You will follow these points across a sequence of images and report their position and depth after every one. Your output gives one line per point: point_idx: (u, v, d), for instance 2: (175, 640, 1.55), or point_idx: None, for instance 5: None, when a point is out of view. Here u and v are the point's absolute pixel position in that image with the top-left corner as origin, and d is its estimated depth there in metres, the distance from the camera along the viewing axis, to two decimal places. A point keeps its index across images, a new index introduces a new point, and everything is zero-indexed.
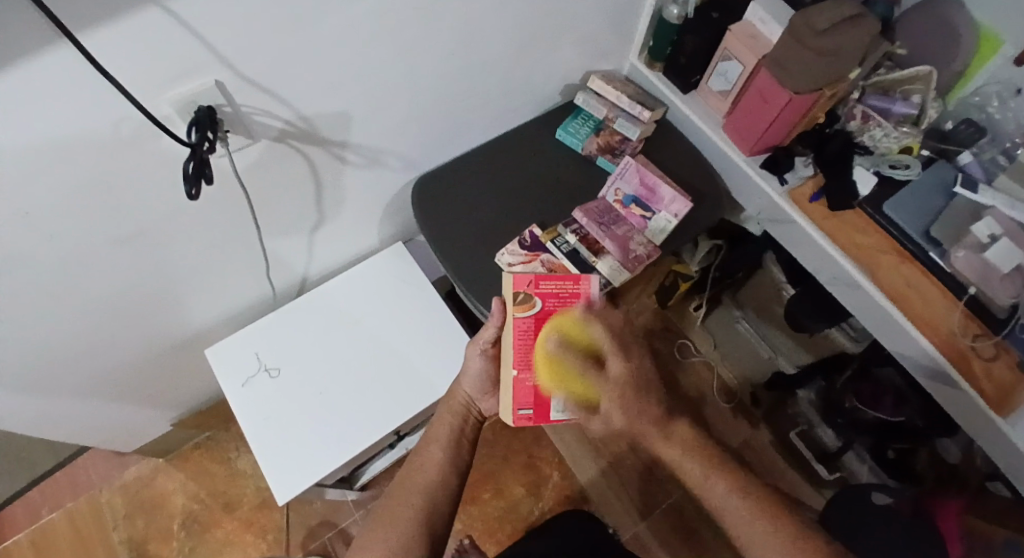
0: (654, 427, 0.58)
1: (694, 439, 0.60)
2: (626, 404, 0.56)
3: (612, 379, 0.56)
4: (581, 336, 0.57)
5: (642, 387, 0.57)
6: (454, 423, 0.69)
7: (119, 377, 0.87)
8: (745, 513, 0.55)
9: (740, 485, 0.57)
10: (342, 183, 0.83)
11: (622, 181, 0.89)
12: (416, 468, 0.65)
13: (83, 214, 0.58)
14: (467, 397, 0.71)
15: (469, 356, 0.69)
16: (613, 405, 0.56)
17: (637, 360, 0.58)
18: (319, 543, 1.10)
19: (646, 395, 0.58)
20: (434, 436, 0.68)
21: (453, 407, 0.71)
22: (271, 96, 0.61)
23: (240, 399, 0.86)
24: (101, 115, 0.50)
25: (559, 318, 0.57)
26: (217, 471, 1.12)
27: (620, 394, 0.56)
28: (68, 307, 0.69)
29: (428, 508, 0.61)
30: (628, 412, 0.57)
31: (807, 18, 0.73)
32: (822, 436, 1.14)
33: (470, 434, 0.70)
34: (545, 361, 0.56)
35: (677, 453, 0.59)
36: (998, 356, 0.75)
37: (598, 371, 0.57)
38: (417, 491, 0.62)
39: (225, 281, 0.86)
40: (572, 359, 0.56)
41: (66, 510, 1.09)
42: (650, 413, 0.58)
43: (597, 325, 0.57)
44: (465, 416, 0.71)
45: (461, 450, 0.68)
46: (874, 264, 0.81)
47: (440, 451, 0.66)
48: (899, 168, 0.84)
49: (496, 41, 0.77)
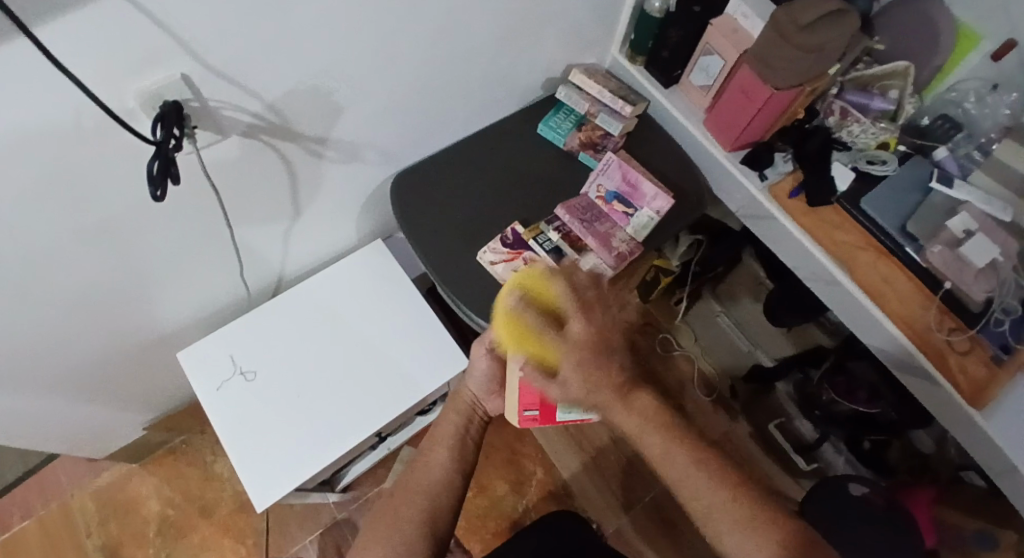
0: (612, 394, 0.53)
1: (657, 412, 0.55)
2: (586, 367, 0.49)
3: (571, 346, 0.49)
4: (542, 291, 0.50)
5: (604, 355, 0.50)
6: (460, 422, 0.68)
7: (87, 381, 0.83)
8: (713, 496, 0.53)
9: (705, 463, 0.54)
10: (318, 178, 0.80)
11: (604, 177, 0.87)
12: (420, 469, 0.64)
13: (44, 215, 0.55)
14: (473, 397, 0.69)
15: (476, 353, 0.65)
16: (570, 369, 0.49)
17: (604, 324, 0.50)
18: (299, 545, 1.08)
19: (607, 366, 0.51)
20: (440, 435, 0.67)
21: (458, 406, 0.69)
22: (241, 90, 0.58)
23: (215, 403, 0.83)
24: (62, 110, 0.47)
25: (528, 276, 0.51)
26: (193, 474, 1.09)
27: (580, 359, 0.49)
28: (32, 312, 0.65)
29: (432, 513, 0.60)
30: (588, 380, 0.50)
31: (791, 13, 0.72)
32: (800, 429, 1.18)
33: (476, 434, 0.69)
34: (503, 317, 0.50)
35: (637, 422, 0.54)
36: (972, 350, 0.76)
37: (558, 331, 0.49)
38: (420, 496, 0.61)
39: (197, 281, 0.83)
40: (531, 317, 0.49)
41: (36, 517, 1.05)
42: (612, 382, 0.51)
43: (562, 285, 0.49)
44: (470, 414, 0.69)
45: (467, 450, 0.66)
46: (853, 259, 0.81)
47: (446, 452, 0.65)
48: (876, 164, 0.84)
49: (475, 33, 0.75)
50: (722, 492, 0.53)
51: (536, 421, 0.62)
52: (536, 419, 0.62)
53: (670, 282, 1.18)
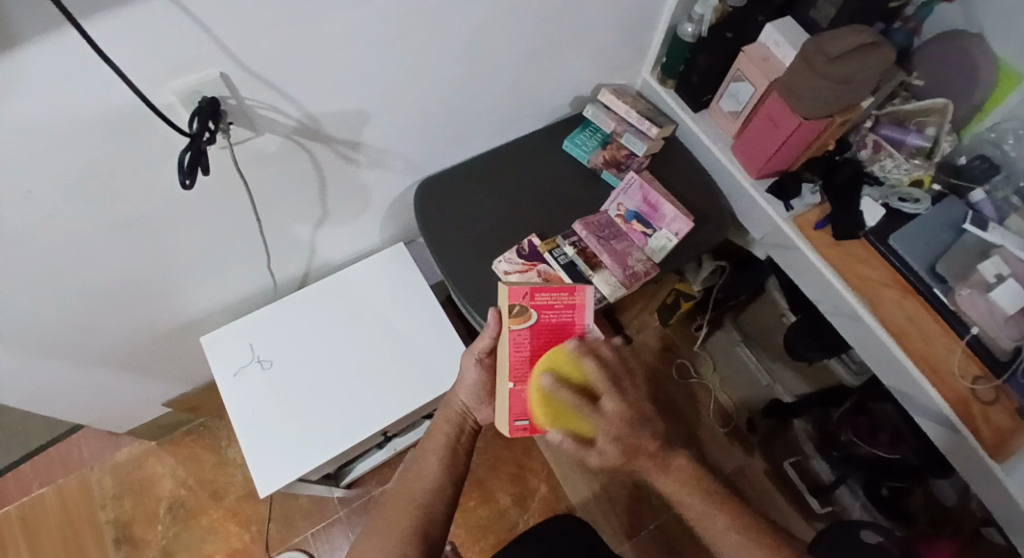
0: (649, 456, 0.57)
1: (691, 472, 0.59)
2: (624, 440, 0.54)
3: (607, 421, 0.53)
4: (573, 371, 0.54)
5: (639, 428, 0.55)
6: (449, 432, 0.67)
7: (113, 357, 0.88)
8: (749, 554, 0.54)
9: (738, 522, 0.56)
10: (345, 180, 0.83)
11: (625, 197, 0.88)
12: (412, 479, 0.64)
13: (84, 196, 0.59)
14: (462, 406, 0.69)
15: (465, 365, 0.65)
16: (609, 442, 0.53)
17: (634, 398, 0.55)
18: (301, 538, 1.10)
19: (643, 437, 0.55)
20: (430, 445, 0.67)
21: (448, 415, 0.69)
22: (274, 91, 0.61)
23: (229, 388, 0.86)
24: (106, 101, 0.51)
25: (555, 353, 0.54)
26: (207, 457, 1.13)
27: (615, 431, 0.53)
28: (66, 288, 0.70)
29: (425, 520, 0.61)
30: (624, 450, 0.54)
31: (821, 44, 0.73)
32: (816, 468, 1.12)
33: (467, 444, 0.68)
34: (539, 398, 0.53)
35: (674, 484, 0.58)
36: (997, 400, 0.73)
37: (593, 407, 0.53)
38: (411, 504, 0.62)
39: (224, 272, 0.86)
40: (568, 397, 0.52)
41: (56, 486, 1.10)
42: (645, 448, 0.56)
43: (590, 361, 0.54)
44: (460, 423, 0.68)
45: (457, 464, 0.66)
46: (875, 296, 0.79)
47: (437, 462, 0.65)
48: (908, 202, 0.82)
49: (504, 50, 0.77)
50: (760, 552, 0.54)
51: (527, 432, 0.56)
52: (529, 428, 0.56)
53: (691, 307, 1.18)
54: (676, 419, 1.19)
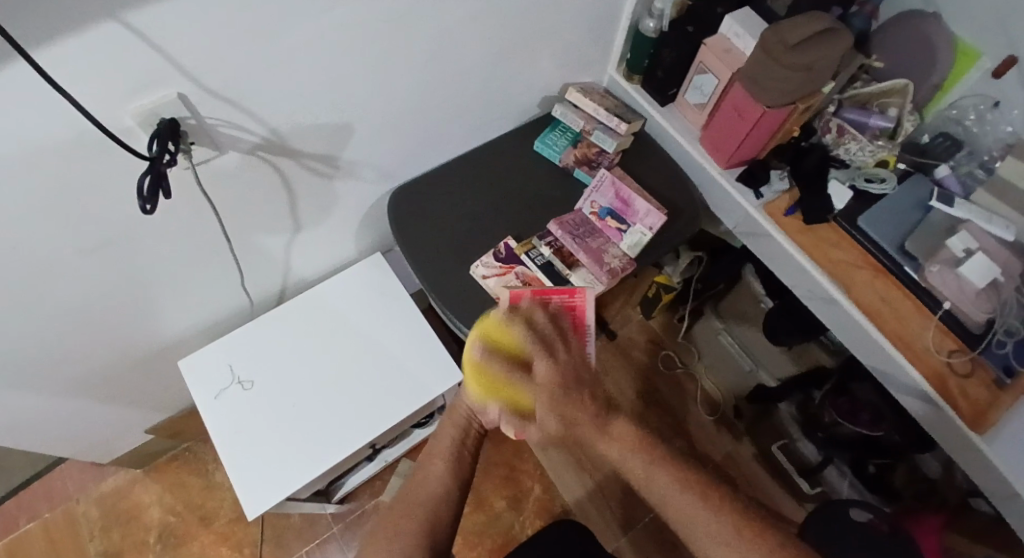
0: (589, 420, 0.52)
1: (638, 435, 0.54)
2: (557, 406, 0.51)
3: (539, 386, 0.52)
4: (503, 336, 0.55)
5: (575, 392, 0.52)
6: (456, 437, 0.65)
7: (90, 386, 0.86)
8: (696, 515, 0.51)
9: (688, 482, 0.52)
10: (317, 194, 0.82)
11: (598, 194, 0.88)
12: (418, 486, 0.63)
13: (46, 226, 0.58)
14: (469, 410, 0.66)
15: (471, 366, 0.65)
16: (543, 410, 0.51)
17: (569, 361, 0.54)
18: (296, 557, 1.08)
19: (580, 403, 0.52)
20: (436, 451, 0.65)
21: (455, 420, 0.67)
22: (237, 109, 0.61)
23: (212, 411, 0.85)
24: (63, 130, 0.50)
25: (487, 323, 0.56)
26: (195, 482, 1.11)
27: (548, 395, 0.51)
28: (36, 319, 0.68)
29: (429, 530, 0.60)
30: (559, 417, 0.51)
31: (779, 33, 0.73)
32: (802, 450, 1.13)
33: (473, 445, 0.67)
34: (472, 369, 0.55)
35: (618, 450, 0.53)
36: (973, 373, 0.74)
37: (525, 372, 0.53)
38: (416, 515, 0.61)
39: (199, 294, 0.85)
40: (497, 365, 0.54)
41: (41, 520, 1.07)
42: (583, 413, 0.52)
43: (518, 327, 0.55)
44: (467, 426, 0.66)
45: (464, 466, 0.65)
46: (849, 278, 0.80)
47: (444, 469, 0.64)
48: (874, 182, 0.84)
49: (468, 54, 0.76)
50: (707, 509, 0.51)
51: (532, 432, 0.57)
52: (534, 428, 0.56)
53: (672, 299, 1.18)
54: (664, 409, 1.21)
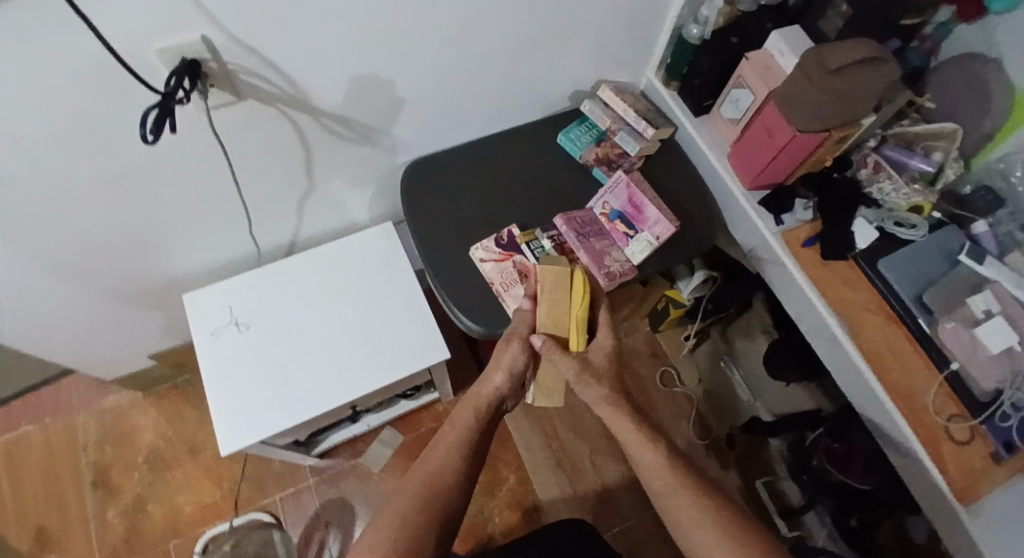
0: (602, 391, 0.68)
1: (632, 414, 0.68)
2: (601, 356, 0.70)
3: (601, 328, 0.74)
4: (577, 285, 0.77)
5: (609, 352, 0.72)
6: (475, 421, 0.69)
7: (97, 306, 0.90)
8: (676, 495, 0.61)
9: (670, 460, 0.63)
10: (334, 155, 0.83)
11: (611, 196, 0.85)
12: (433, 466, 0.65)
13: (66, 149, 0.61)
14: (495, 392, 0.70)
15: (509, 346, 0.70)
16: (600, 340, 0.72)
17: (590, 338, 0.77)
18: (271, 500, 1.12)
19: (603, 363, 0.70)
20: (454, 433, 0.67)
21: (478, 403, 0.70)
22: (260, 60, 0.62)
23: (205, 348, 0.88)
24: (86, 60, 0.53)
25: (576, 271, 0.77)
26: (189, 413, 1.16)
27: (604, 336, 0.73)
28: (49, 234, 0.72)
29: (442, 513, 0.61)
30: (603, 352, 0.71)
31: (820, 55, 0.70)
32: (785, 490, 1.10)
33: (487, 432, 0.70)
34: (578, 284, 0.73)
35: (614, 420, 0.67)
36: (971, 441, 0.71)
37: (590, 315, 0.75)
38: (432, 495, 0.62)
39: (211, 235, 0.88)
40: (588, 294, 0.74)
41: (43, 425, 1.14)
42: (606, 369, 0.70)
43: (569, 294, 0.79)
44: (485, 413, 0.70)
45: (477, 451, 0.67)
46: (857, 321, 0.78)
47: (461, 452, 0.66)
48: (903, 227, 0.79)
49: (499, 38, 0.76)
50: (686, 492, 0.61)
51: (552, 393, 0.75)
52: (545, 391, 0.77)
53: (681, 316, 1.16)
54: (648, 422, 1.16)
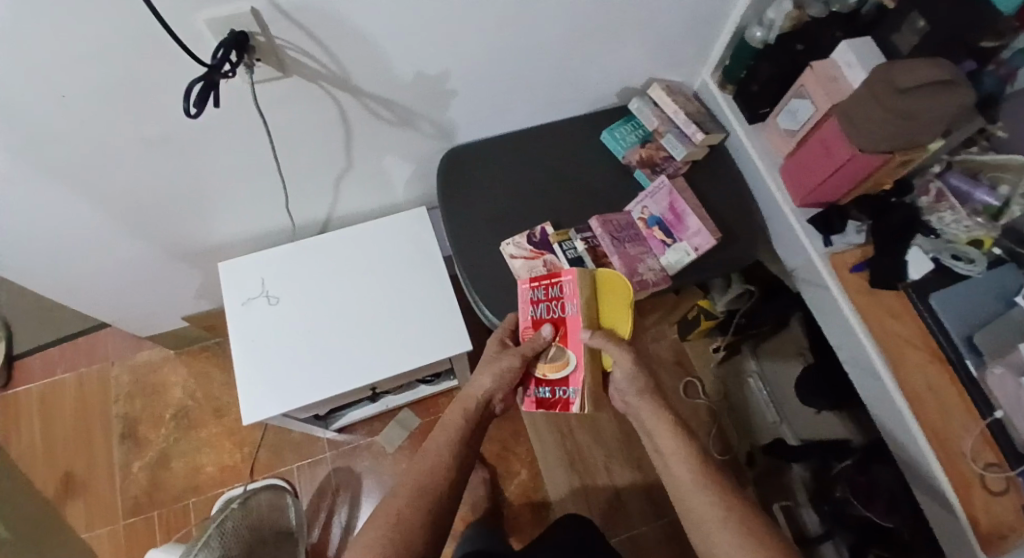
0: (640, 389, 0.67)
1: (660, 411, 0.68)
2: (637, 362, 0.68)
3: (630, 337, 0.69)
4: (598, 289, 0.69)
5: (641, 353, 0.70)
6: (467, 419, 0.70)
7: (136, 265, 0.93)
8: (691, 489, 0.63)
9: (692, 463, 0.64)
10: (373, 136, 0.82)
11: (651, 201, 0.82)
12: (426, 466, 0.66)
13: (110, 108, 0.62)
14: (486, 395, 0.70)
15: (511, 355, 0.69)
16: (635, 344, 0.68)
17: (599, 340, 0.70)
18: (286, 468, 1.14)
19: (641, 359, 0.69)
20: (446, 434, 0.68)
21: (467, 404, 0.70)
22: (306, 36, 0.62)
23: (235, 317, 0.90)
24: (131, 21, 0.53)
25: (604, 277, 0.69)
26: (216, 375, 1.19)
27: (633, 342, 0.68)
28: (92, 191, 0.74)
29: (433, 510, 0.63)
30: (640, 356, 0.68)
31: (891, 72, 0.65)
32: (805, 518, 1.05)
33: (478, 429, 0.71)
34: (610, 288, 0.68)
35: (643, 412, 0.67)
36: (1006, 491, 0.66)
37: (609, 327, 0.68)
38: (424, 493, 0.64)
39: (249, 206, 0.89)
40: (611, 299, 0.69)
41: (80, 372, 1.19)
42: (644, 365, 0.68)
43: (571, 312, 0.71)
44: (476, 414, 0.70)
45: (468, 448, 0.69)
46: (899, 358, 0.73)
47: (451, 452, 0.68)
48: (960, 261, 0.74)
49: (548, 28, 0.73)
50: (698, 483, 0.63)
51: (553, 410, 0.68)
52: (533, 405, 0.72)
53: (711, 328, 1.13)
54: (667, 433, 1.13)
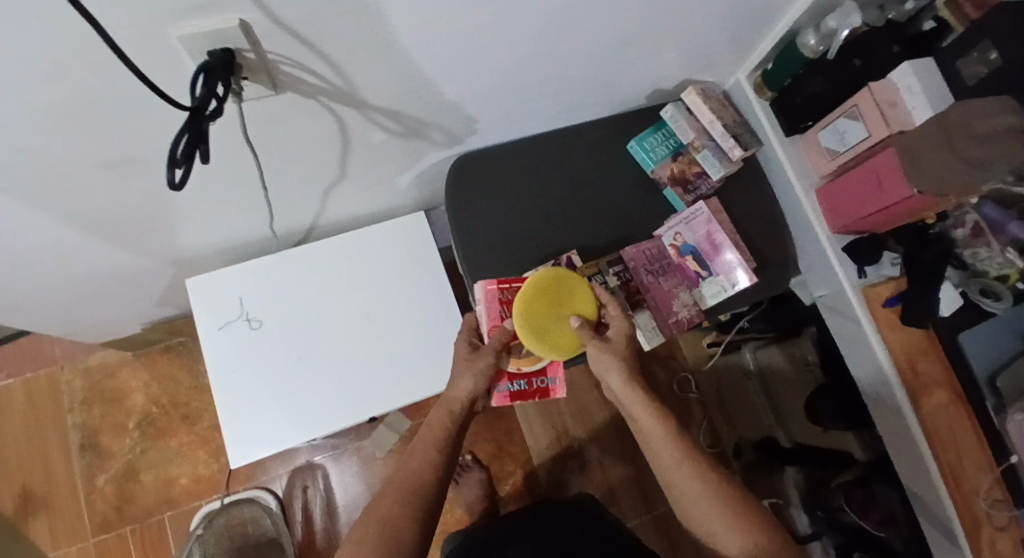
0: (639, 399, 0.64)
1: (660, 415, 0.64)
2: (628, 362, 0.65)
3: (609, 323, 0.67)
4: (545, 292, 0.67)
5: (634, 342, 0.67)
6: (450, 421, 0.67)
7: (88, 281, 0.79)
8: (696, 499, 0.60)
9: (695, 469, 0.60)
10: (375, 146, 0.70)
11: (686, 227, 0.77)
12: (410, 467, 0.64)
13: (54, 133, 0.49)
14: (468, 396, 0.67)
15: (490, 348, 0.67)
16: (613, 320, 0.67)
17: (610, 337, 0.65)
18: (268, 477, 1.08)
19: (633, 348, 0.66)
20: (429, 437, 0.66)
21: (450, 404, 0.67)
22: (309, 50, 0.49)
23: (213, 344, 0.79)
24: (84, 41, 0.40)
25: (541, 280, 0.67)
26: (183, 379, 1.08)
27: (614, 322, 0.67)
28: (32, 217, 0.60)
29: (419, 511, 0.61)
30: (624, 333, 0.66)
31: (967, 113, 0.60)
32: (795, 519, 1.09)
33: (462, 430, 0.68)
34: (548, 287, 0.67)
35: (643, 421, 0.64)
36: (1007, 528, 0.68)
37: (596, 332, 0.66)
38: (410, 494, 0.62)
39: (224, 218, 0.76)
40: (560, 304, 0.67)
41: (24, 378, 1.05)
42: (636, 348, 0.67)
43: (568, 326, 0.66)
44: (461, 416, 0.67)
45: (452, 450, 0.66)
46: (923, 395, 0.73)
47: (435, 453, 0.65)
48: (988, 298, 0.70)
49: (590, 32, 0.62)
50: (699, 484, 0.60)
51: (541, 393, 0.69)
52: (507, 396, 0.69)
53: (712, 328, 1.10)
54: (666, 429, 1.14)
